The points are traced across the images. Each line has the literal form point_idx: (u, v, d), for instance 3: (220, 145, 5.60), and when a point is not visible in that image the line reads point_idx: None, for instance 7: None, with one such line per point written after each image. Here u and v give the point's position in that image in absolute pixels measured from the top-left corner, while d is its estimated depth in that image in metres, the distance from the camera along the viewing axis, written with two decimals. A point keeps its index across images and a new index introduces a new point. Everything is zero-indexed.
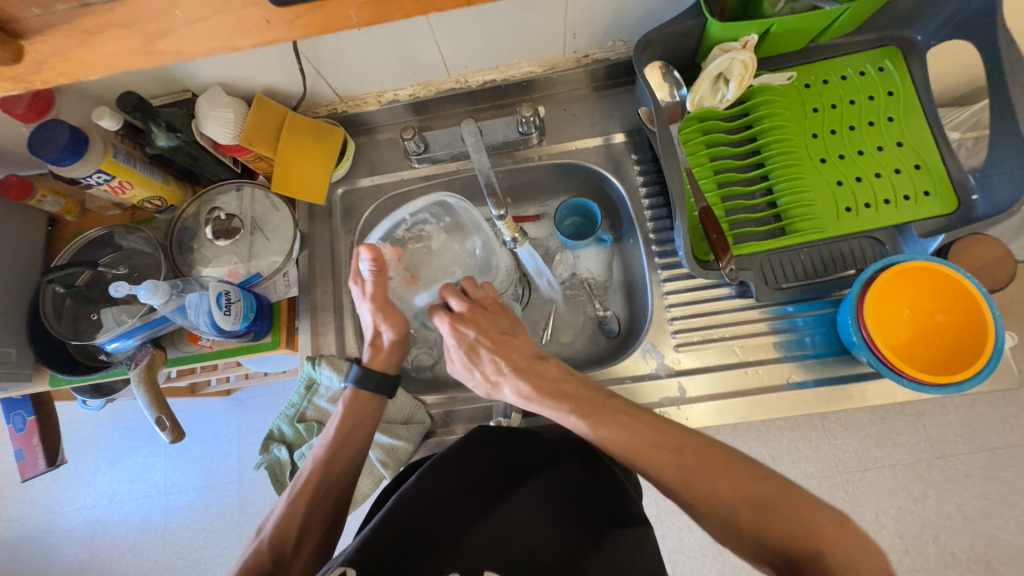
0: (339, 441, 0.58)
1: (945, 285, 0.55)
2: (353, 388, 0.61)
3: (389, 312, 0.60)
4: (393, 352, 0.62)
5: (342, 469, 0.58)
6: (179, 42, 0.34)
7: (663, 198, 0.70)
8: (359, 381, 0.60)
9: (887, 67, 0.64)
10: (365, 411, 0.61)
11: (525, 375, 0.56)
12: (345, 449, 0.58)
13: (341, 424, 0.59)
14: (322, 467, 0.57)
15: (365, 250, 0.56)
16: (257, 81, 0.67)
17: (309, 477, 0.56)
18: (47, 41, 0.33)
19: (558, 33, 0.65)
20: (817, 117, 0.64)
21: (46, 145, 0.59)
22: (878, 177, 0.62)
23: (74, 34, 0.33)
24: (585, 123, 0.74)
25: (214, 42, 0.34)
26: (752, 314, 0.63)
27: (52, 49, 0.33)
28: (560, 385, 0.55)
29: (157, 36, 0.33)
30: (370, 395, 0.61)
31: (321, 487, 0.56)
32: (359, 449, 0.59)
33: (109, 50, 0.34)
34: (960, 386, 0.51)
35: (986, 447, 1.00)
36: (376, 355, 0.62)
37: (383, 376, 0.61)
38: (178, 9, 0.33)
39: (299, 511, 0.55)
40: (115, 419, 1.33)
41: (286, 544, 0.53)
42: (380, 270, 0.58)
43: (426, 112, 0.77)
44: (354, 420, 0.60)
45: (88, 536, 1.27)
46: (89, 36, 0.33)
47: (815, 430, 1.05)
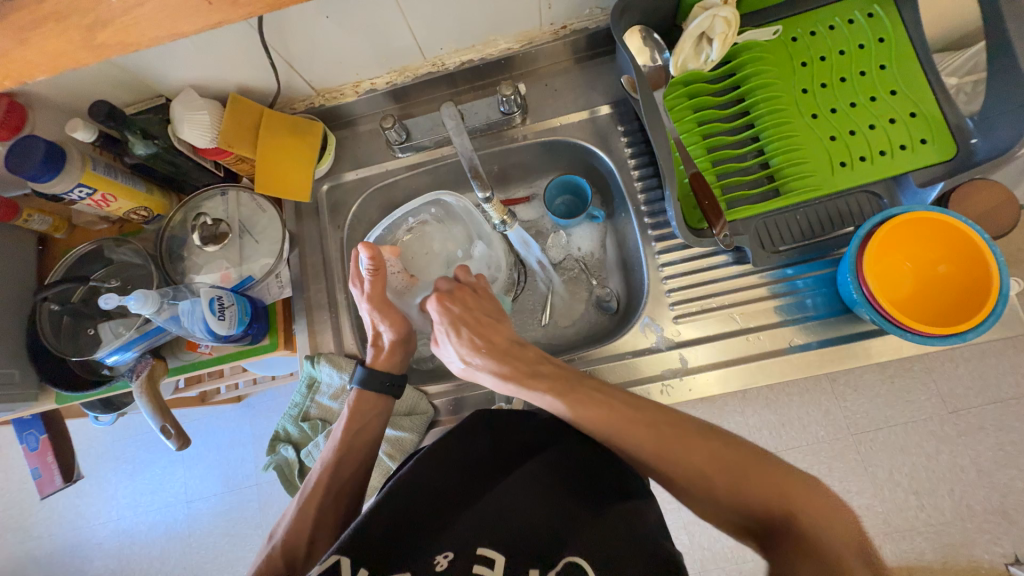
0: (346, 443, 0.58)
1: (947, 234, 0.53)
2: (358, 390, 0.61)
3: (388, 311, 0.60)
4: (395, 351, 0.62)
5: (350, 471, 0.58)
6: (122, 33, 0.31)
7: (653, 167, 0.69)
8: (365, 382, 0.60)
9: (877, 12, 0.62)
10: (372, 412, 0.61)
11: (503, 359, 0.57)
12: (353, 450, 0.58)
13: (347, 426, 0.59)
14: (331, 469, 0.57)
15: (365, 250, 0.56)
16: (229, 80, 0.66)
17: (319, 480, 0.57)
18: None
19: (533, 6, 0.63)
20: (806, 71, 0.62)
21: (23, 162, 0.59)
22: (872, 128, 0.60)
23: (10, 33, 0.29)
24: (569, 98, 0.72)
25: (159, 31, 0.31)
26: (750, 280, 0.62)
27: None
28: (536, 368, 0.56)
29: (97, 27, 0.30)
30: (375, 396, 0.61)
31: (331, 490, 0.57)
32: (368, 450, 0.59)
33: (51, 45, 0.30)
34: (965, 335, 0.50)
35: (998, 398, 0.99)
36: (378, 356, 0.63)
37: (388, 377, 0.61)
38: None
39: (310, 514, 0.55)
40: (130, 433, 1.35)
41: (298, 547, 0.53)
42: (378, 269, 0.58)
43: (406, 99, 0.75)
44: (360, 421, 0.60)
45: (116, 547, 1.30)
46: (26, 34, 0.29)
47: (825, 393, 1.04)
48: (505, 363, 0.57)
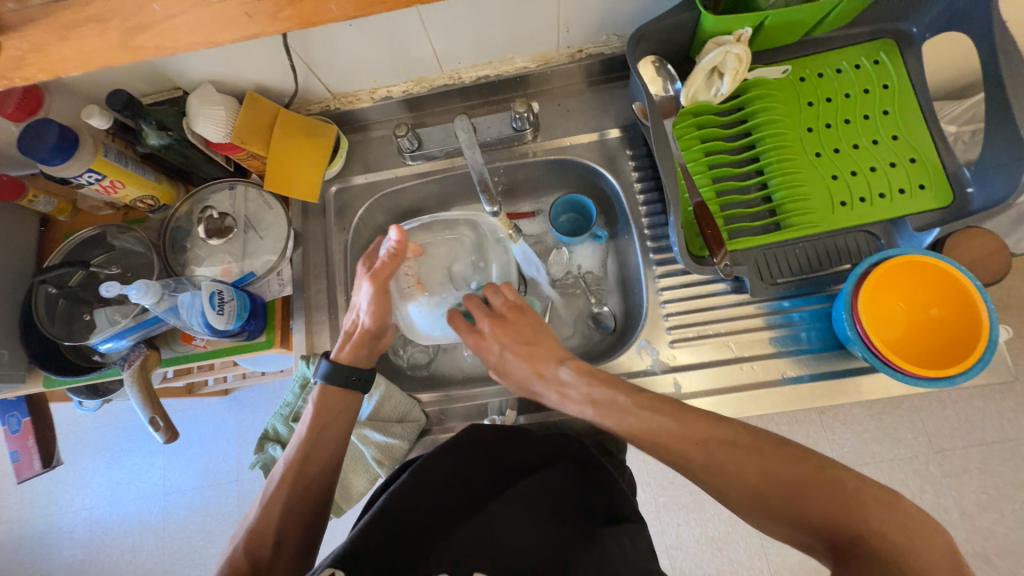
0: (312, 439, 0.57)
1: (940, 279, 0.55)
2: (322, 383, 0.60)
3: (381, 297, 0.59)
4: (363, 344, 0.61)
5: (317, 468, 0.57)
6: (162, 36, 0.32)
7: (658, 193, 0.70)
8: (328, 375, 0.60)
9: (882, 60, 0.64)
10: (338, 407, 0.60)
11: (550, 386, 0.56)
12: (319, 447, 0.58)
13: (313, 423, 0.58)
14: (296, 467, 0.56)
15: (395, 230, 0.57)
16: (247, 78, 0.67)
17: (283, 478, 0.56)
18: (22, 36, 0.31)
19: (552, 28, 0.65)
20: (812, 111, 0.64)
21: (33, 145, 0.59)
22: (873, 170, 0.61)
23: (52, 30, 0.31)
24: (580, 119, 0.74)
25: (197, 37, 0.33)
26: (747, 310, 0.63)
27: (30, 45, 0.32)
28: (561, 371, 0.55)
29: (139, 30, 0.32)
30: (340, 389, 0.60)
31: (295, 488, 0.55)
32: (335, 446, 0.59)
33: (87, 45, 0.32)
34: (953, 379, 0.51)
35: (984, 441, 1.00)
36: (344, 347, 0.61)
37: (350, 370, 0.60)
38: (154, 3, 0.31)
39: (274, 513, 0.54)
40: (112, 420, 1.33)
41: (263, 545, 0.52)
42: (398, 254, 0.58)
43: (420, 108, 0.77)
44: (325, 418, 0.59)
45: (87, 537, 1.27)
46: (67, 32, 0.31)
47: (814, 425, 1.05)
48: (535, 362, 0.57)
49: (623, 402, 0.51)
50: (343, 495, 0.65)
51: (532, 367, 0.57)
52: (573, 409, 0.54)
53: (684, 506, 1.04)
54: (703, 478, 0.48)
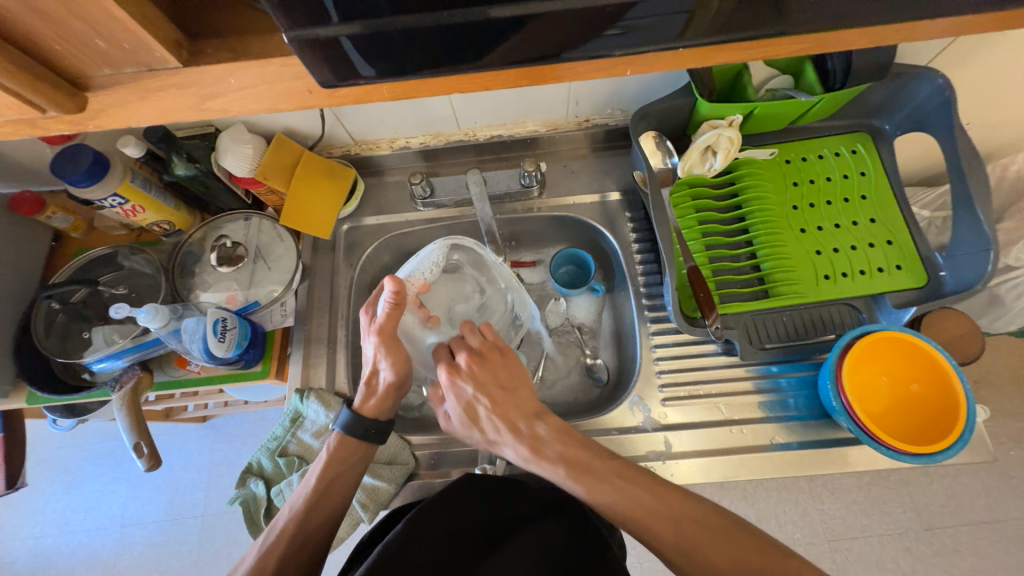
0: (319, 492, 0.56)
1: (919, 356, 0.57)
2: (341, 433, 0.59)
3: (394, 349, 0.59)
4: (387, 398, 0.61)
5: (319, 522, 0.55)
6: (229, 104, 0.33)
7: (654, 254, 0.74)
8: (348, 427, 0.59)
9: (860, 150, 0.71)
10: (350, 460, 0.59)
11: (523, 438, 0.56)
12: (325, 500, 0.56)
13: (323, 472, 0.57)
14: (301, 516, 0.55)
15: (393, 282, 0.56)
16: (278, 122, 0.71)
17: (284, 529, 0.54)
18: (105, 92, 0.32)
19: (563, 100, 0.71)
20: (797, 190, 0.70)
21: (67, 168, 0.62)
22: (854, 249, 0.66)
23: (135, 91, 0.32)
24: (584, 180, 0.79)
25: (259, 106, 0.33)
26: (737, 372, 0.65)
27: (113, 101, 0.32)
28: (536, 425, 0.56)
29: (210, 97, 0.33)
30: (356, 442, 0.59)
31: (297, 538, 0.54)
32: (340, 500, 0.57)
33: (163, 105, 0.32)
34: (935, 456, 0.53)
35: (972, 520, 0.99)
36: (368, 400, 0.61)
37: (372, 424, 0.59)
38: (230, 76, 0.32)
39: (270, 562, 0.52)
40: (81, 441, 1.28)
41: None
42: (398, 304, 0.57)
43: (435, 159, 0.82)
44: (338, 468, 0.58)
45: (30, 570, 1.18)
46: (148, 94, 0.32)
47: (803, 492, 1.03)
48: (508, 412, 0.58)
49: (599, 467, 0.52)
50: None
51: (503, 418, 0.57)
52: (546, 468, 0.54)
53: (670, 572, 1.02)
54: (700, 528, 0.48)
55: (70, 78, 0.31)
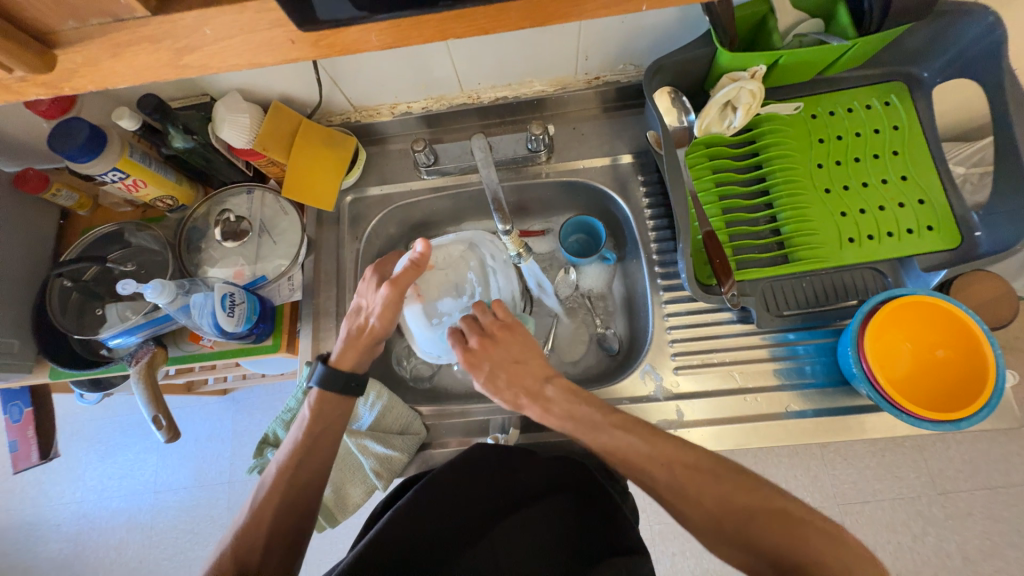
0: (305, 446, 0.57)
1: (947, 321, 0.55)
2: (319, 390, 0.59)
3: (394, 305, 0.59)
4: (365, 351, 0.61)
5: (309, 472, 0.57)
6: (208, 58, 0.31)
7: (668, 220, 0.71)
8: (325, 382, 0.59)
9: (893, 102, 0.65)
10: (333, 412, 0.59)
11: (534, 401, 0.56)
12: (311, 453, 0.57)
13: (308, 428, 0.58)
14: (289, 472, 0.56)
15: (422, 244, 0.56)
16: (273, 89, 0.69)
17: (274, 481, 0.55)
18: (74, 52, 0.31)
19: (571, 55, 0.67)
20: (823, 148, 0.65)
21: (63, 142, 0.60)
22: (882, 210, 0.62)
23: (106, 46, 0.30)
24: (594, 143, 0.75)
25: (240, 60, 0.32)
26: (752, 340, 0.64)
27: (85, 60, 0.31)
28: (547, 388, 0.56)
29: (185, 52, 0.31)
30: (337, 396, 0.59)
31: (286, 494, 0.55)
32: (328, 452, 0.58)
33: (139, 63, 0.31)
34: (958, 424, 0.51)
35: (988, 484, 0.98)
36: (346, 353, 0.60)
37: (350, 377, 0.59)
38: (206, 26, 0.30)
39: (265, 519, 0.53)
40: (110, 414, 1.33)
41: (251, 553, 0.52)
42: (420, 265, 0.58)
43: (438, 125, 0.78)
44: (322, 424, 0.58)
45: (74, 531, 1.26)
46: (120, 49, 0.30)
47: (814, 458, 1.04)
48: (520, 380, 0.57)
49: (611, 411, 0.52)
50: (339, 506, 0.64)
51: (518, 384, 0.57)
52: (552, 425, 0.56)
53: (679, 535, 1.04)
54: None
55: (38, 36, 0.30)
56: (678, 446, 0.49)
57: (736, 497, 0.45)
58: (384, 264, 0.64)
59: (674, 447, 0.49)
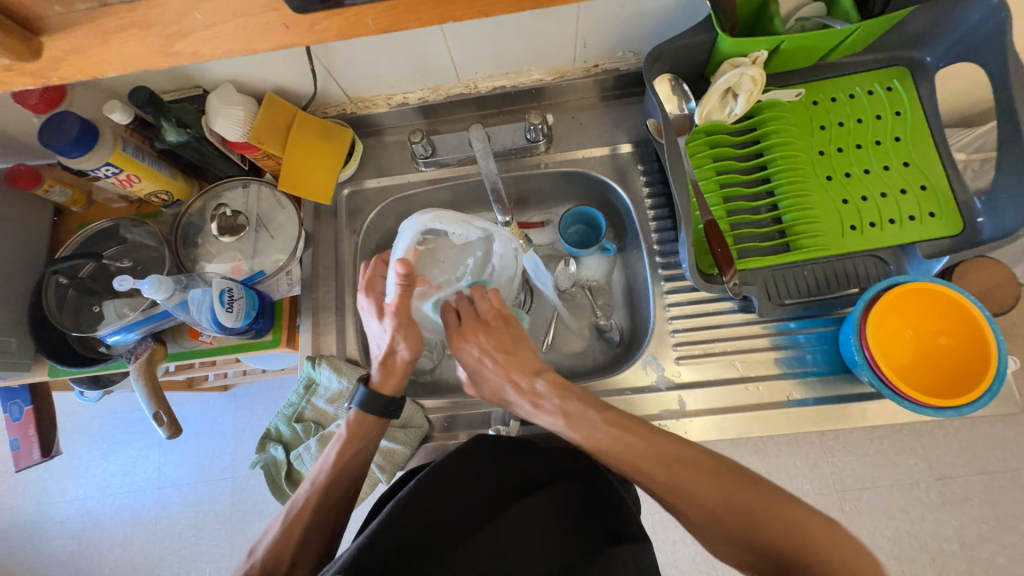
0: (338, 467, 0.56)
1: (949, 308, 0.55)
2: (359, 411, 0.59)
3: (409, 329, 0.58)
4: (402, 374, 0.60)
5: (340, 494, 0.56)
6: (197, 44, 0.34)
7: (669, 209, 0.70)
8: (365, 404, 0.59)
9: (896, 87, 0.65)
10: (369, 434, 0.59)
11: (523, 394, 0.56)
12: (345, 474, 0.56)
13: (343, 449, 0.57)
14: (321, 492, 0.55)
15: (400, 265, 0.54)
16: (267, 80, 0.67)
17: (306, 502, 0.54)
18: (66, 38, 0.33)
19: (570, 42, 0.66)
20: (825, 135, 0.64)
21: (55, 136, 0.59)
22: (884, 196, 0.62)
23: (97, 34, 0.33)
24: (593, 132, 0.74)
25: (233, 46, 0.35)
26: (753, 329, 0.64)
27: (73, 47, 0.33)
28: (537, 382, 0.56)
29: (176, 38, 0.34)
30: (374, 419, 0.59)
31: (318, 512, 0.54)
32: (358, 473, 0.58)
33: None
34: (960, 410, 0.51)
35: (985, 469, 0.99)
36: (387, 379, 0.60)
37: (390, 402, 0.59)
38: (198, 12, 0.34)
39: (295, 536, 0.52)
40: (110, 411, 1.33)
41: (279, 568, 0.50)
42: (408, 284, 0.56)
43: (435, 115, 0.77)
44: (357, 444, 0.58)
45: (78, 528, 1.26)
46: (110, 36, 0.34)
47: (814, 446, 1.04)
48: (510, 371, 0.57)
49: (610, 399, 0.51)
50: None
51: (506, 374, 0.57)
52: (543, 419, 0.55)
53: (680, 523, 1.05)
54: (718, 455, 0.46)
55: None
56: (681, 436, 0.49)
57: (739, 483, 0.45)
58: (372, 286, 0.62)
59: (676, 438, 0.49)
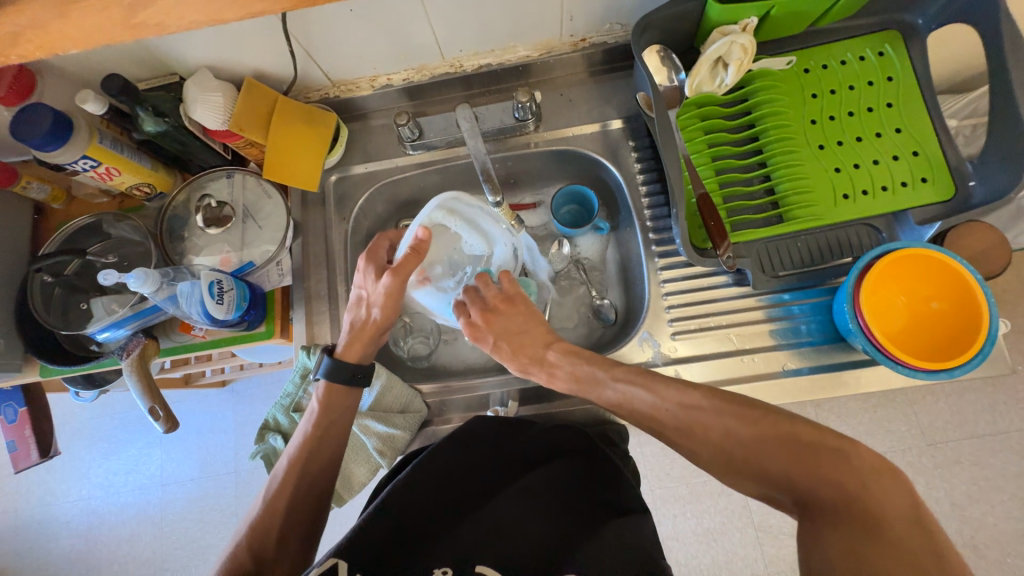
0: (313, 440, 0.57)
1: (942, 272, 0.55)
2: (326, 382, 0.59)
3: (394, 295, 0.59)
4: (370, 341, 0.61)
5: (321, 465, 0.57)
6: (162, 15, 0.33)
7: (661, 185, 0.70)
8: (330, 373, 0.59)
9: (887, 51, 0.64)
10: (341, 407, 0.60)
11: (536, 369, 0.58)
12: (321, 447, 0.57)
13: (316, 422, 0.58)
14: (298, 464, 0.56)
15: (422, 230, 0.57)
16: (245, 64, 0.65)
17: (286, 476, 0.55)
18: (21, 12, 0.32)
19: (556, 15, 0.64)
20: (816, 103, 0.64)
21: (27, 129, 0.57)
22: (876, 163, 0.61)
23: (51, 6, 0.32)
24: (583, 109, 0.73)
25: (199, 15, 0.34)
26: (749, 302, 0.64)
27: (29, 21, 0.32)
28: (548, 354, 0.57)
29: (138, 8, 0.33)
30: (345, 389, 0.59)
31: (300, 487, 0.55)
32: (335, 445, 0.58)
33: None
34: (952, 372, 0.52)
35: (975, 433, 1.01)
36: (352, 344, 0.61)
37: (356, 368, 0.60)
38: None
39: (278, 511, 0.54)
40: (108, 411, 1.33)
41: (266, 542, 0.52)
42: (417, 251, 0.58)
43: (421, 97, 0.76)
44: (330, 417, 0.58)
45: (84, 527, 1.27)
46: (66, 9, 0.32)
47: (808, 418, 1.06)
48: (522, 348, 0.59)
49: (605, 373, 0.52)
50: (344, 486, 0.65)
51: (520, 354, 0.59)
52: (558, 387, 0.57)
53: (680, 497, 1.07)
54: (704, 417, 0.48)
55: None
56: (681, 408, 0.49)
57: (740, 444, 0.46)
58: (374, 254, 0.63)
59: (676, 408, 0.49)
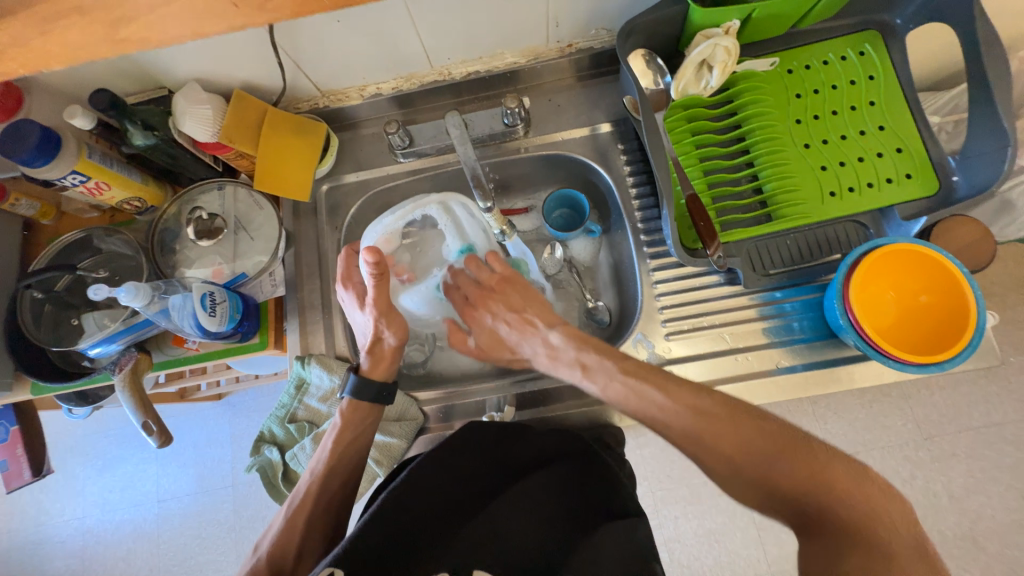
0: (335, 455, 0.57)
1: (929, 266, 0.55)
2: (352, 399, 0.59)
3: (392, 317, 0.59)
4: (391, 359, 0.60)
5: (341, 481, 0.57)
6: (145, 29, 0.33)
7: (651, 187, 0.70)
8: (357, 392, 0.58)
9: (868, 51, 0.65)
10: (363, 422, 0.59)
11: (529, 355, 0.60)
12: (343, 463, 0.57)
13: (338, 438, 0.57)
14: (320, 480, 0.56)
15: (370, 254, 0.53)
16: (234, 76, 0.66)
17: (307, 492, 0.55)
18: (4, 30, 0.32)
19: (541, 22, 0.65)
20: (800, 103, 0.65)
21: (14, 145, 0.57)
22: (861, 161, 0.62)
23: (33, 23, 0.32)
24: (571, 114, 0.74)
25: (182, 29, 0.34)
26: (741, 301, 0.64)
27: (12, 38, 0.32)
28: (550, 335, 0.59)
29: (121, 23, 0.33)
30: (369, 405, 0.59)
31: (320, 502, 0.55)
32: (357, 461, 0.58)
33: None
34: (943, 364, 0.52)
35: (970, 426, 1.02)
36: (376, 365, 0.60)
37: (383, 386, 0.59)
38: None
39: (298, 526, 0.53)
40: (102, 428, 1.31)
41: (285, 559, 0.51)
42: (381, 273, 0.55)
43: (410, 105, 0.76)
44: (353, 432, 0.58)
45: (80, 547, 1.25)
46: (48, 24, 0.32)
47: (805, 415, 1.06)
48: (521, 328, 0.61)
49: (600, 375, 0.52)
50: None
51: (521, 330, 0.62)
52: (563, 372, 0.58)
53: (680, 498, 1.07)
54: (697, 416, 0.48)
55: None
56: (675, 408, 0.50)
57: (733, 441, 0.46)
58: (350, 276, 0.63)
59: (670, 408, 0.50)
